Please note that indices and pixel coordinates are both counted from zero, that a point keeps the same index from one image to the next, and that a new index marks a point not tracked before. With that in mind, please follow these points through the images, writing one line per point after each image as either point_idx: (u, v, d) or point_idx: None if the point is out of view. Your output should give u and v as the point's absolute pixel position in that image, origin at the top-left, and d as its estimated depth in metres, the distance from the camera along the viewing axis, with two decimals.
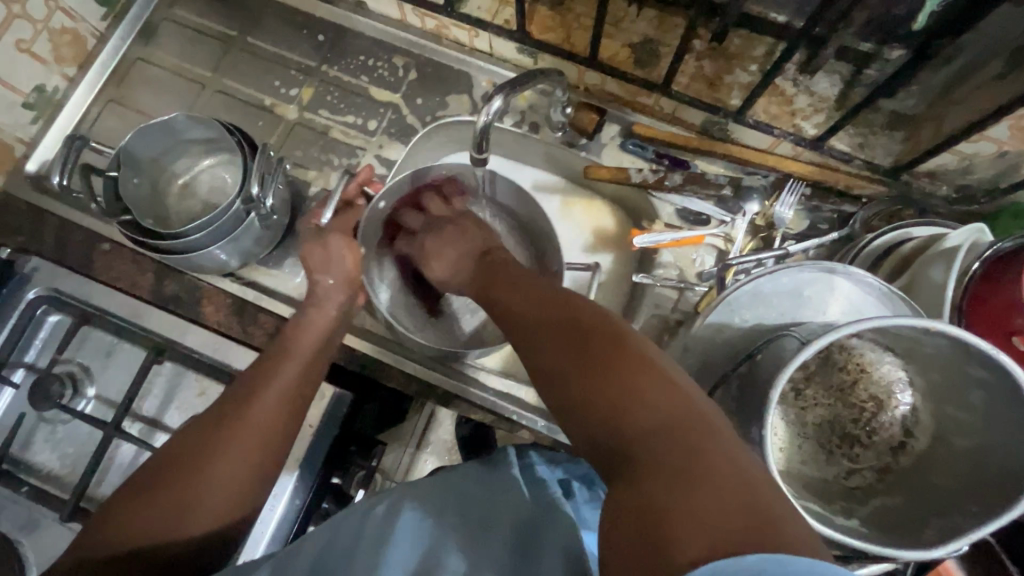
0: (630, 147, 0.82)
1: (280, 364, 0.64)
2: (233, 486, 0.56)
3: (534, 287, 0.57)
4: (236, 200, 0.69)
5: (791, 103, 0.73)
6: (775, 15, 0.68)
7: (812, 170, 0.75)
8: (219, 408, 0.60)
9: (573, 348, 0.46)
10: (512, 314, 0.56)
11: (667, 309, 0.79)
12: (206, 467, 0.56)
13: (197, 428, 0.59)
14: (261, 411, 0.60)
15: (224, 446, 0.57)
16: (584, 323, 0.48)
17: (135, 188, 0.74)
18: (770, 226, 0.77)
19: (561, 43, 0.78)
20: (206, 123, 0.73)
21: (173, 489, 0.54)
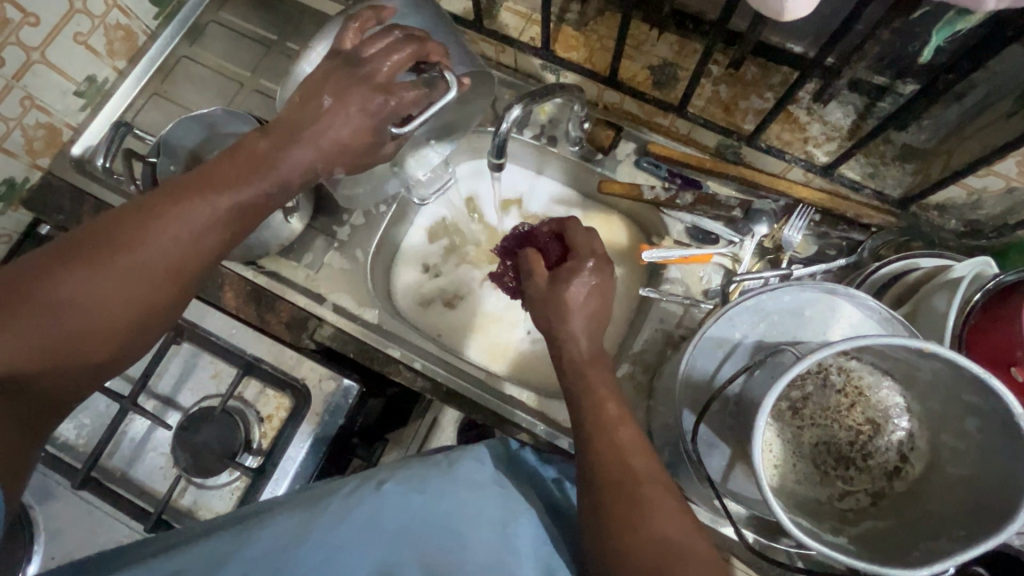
0: (643, 164, 0.84)
1: (190, 216, 0.54)
2: (107, 338, 0.52)
3: (638, 449, 0.54)
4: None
5: (804, 130, 0.76)
6: (792, 45, 0.71)
7: (821, 197, 0.77)
8: (103, 243, 0.52)
9: (653, 552, 0.47)
10: (602, 470, 0.52)
11: (671, 324, 0.80)
12: (76, 313, 0.50)
13: (70, 259, 0.51)
14: (138, 270, 0.52)
15: (89, 294, 0.50)
16: (667, 535, 0.47)
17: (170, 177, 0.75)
18: (779, 248, 0.78)
19: (582, 61, 0.82)
20: (241, 117, 0.78)
21: (34, 329, 0.48)
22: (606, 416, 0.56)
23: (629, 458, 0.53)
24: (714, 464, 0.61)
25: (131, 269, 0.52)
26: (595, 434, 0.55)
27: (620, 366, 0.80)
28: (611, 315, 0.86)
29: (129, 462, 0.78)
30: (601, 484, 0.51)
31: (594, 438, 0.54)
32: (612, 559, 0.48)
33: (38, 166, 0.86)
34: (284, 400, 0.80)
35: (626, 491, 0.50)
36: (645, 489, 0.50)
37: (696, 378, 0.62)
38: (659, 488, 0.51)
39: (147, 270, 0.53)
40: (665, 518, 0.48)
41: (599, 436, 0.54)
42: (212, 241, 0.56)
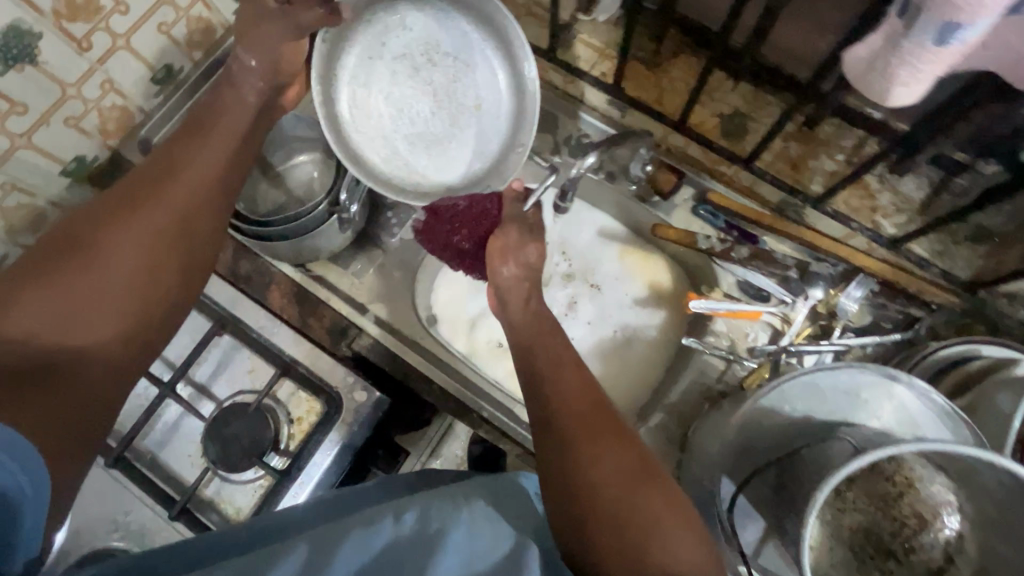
0: (701, 212, 0.82)
1: (188, 171, 0.57)
2: (139, 296, 0.52)
3: (578, 377, 0.63)
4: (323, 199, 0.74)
5: (873, 198, 0.74)
6: (871, 110, 0.67)
7: (883, 267, 0.74)
8: (115, 208, 0.53)
9: (622, 482, 0.53)
10: (561, 406, 0.59)
11: (711, 378, 0.79)
12: (102, 271, 0.50)
13: (83, 225, 0.51)
14: (160, 213, 0.54)
15: (119, 239, 0.51)
16: (625, 464, 0.54)
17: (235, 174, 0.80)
18: (831, 315, 0.76)
19: (652, 101, 0.81)
20: None
21: (66, 295, 0.48)
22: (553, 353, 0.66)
23: (569, 387, 0.61)
24: (747, 536, 0.59)
25: (153, 215, 0.54)
26: (542, 370, 0.63)
27: (653, 415, 0.79)
28: (649, 358, 0.85)
29: (160, 445, 0.79)
30: (553, 413, 0.59)
31: (542, 373, 0.63)
32: (567, 468, 0.55)
33: (107, 146, 0.88)
34: (316, 404, 0.80)
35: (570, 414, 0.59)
36: (586, 413, 0.59)
37: (738, 447, 0.60)
38: (590, 406, 0.60)
39: (162, 222, 0.54)
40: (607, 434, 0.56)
41: (551, 379, 0.63)
42: (212, 198, 0.59)
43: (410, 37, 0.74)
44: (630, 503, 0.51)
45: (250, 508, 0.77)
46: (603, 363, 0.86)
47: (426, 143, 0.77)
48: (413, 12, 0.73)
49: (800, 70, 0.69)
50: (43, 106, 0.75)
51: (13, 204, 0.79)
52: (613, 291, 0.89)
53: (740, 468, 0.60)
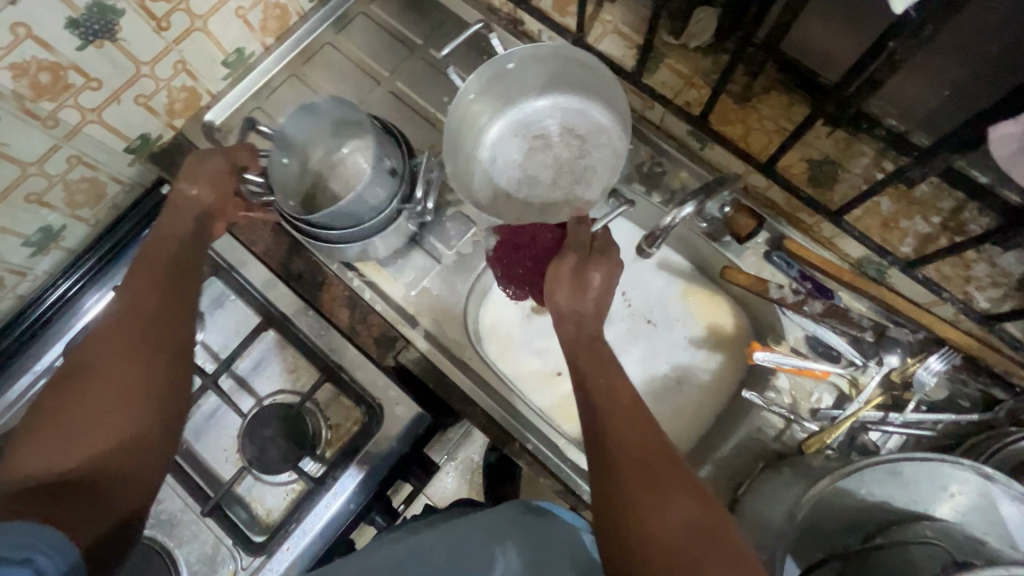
0: (775, 259, 0.78)
1: (147, 286, 0.58)
2: (131, 401, 0.49)
3: (647, 422, 0.54)
4: (392, 200, 0.71)
5: (967, 268, 0.68)
6: (976, 173, 0.63)
7: (970, 342, 0.69)
8: (90, 344, 0.52)
9: (689, 535, 0.46)
10: (615, 446, 0.52)
11: (768, 436, 0.75)
12: (96, 389, 0.49)
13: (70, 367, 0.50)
14: (147, 302, 0.56)
15: (114, 338, 0.52)
16: (693, 513, 0.48)
17: (284, 168, 0.75)
18: (906, 386, 0.72)
19: (737, 138, 0.76)
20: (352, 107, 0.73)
21: (65, 426, 0.46)
22: (616, 395, 0.56)
23: (635, 432, 0.53)
24: None
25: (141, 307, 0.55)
26: (599, 406, 0.56)
27: (702, 467, 0.76)
28: (701, 404, 0.82)
29: (197, 435, 0.79)
30: (618, 456, 0.52)
31: (601, 410, 0.55)
32: (635, 525, 0.47)
33: (172, 126, 0.87)
34: (356, 413, 0.79)
35: (642, 461, 0.51)
36: (653, 461, 0.51)
37: (804, 525, 0.56)
38: (664, 452, 0.52)
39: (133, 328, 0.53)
40: (678, 484, 0.49)
41: (603, 411, 0.55)
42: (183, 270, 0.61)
43: (546, 112, 0.80)
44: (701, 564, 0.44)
45: (280, 511, 0.76)
46: (650, 403, 0.83)
47: (545, 206, 0.78)
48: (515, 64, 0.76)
49: (908, 122, 0.65)
50: (116, 82, 0.74)
51: (77, 177, 0.79)
52: (669, 329, 0.85)
53: (804, 547, 0.57)
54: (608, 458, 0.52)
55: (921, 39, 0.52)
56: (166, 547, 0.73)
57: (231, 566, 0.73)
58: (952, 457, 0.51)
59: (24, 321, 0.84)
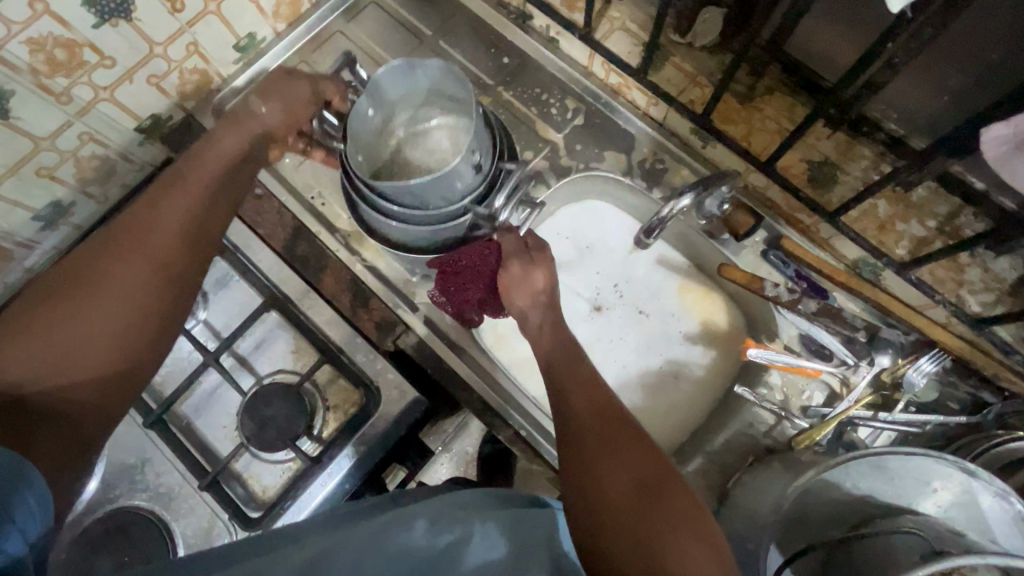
0: (770, 258, 0.80)
1: (166, 212, 0.60)
2: (121, 340, 0.52)
3: (601, 390, 0.62)
4: (466, 197, 0.72)
5: (960, 272, 0.69)
6: (973, 179, 0.63)
7: (961, 345, 0.70)
8: (76, 262, 0.54)
9: (634, 492, 0.52)
10: (572, 420, 0.60)
11: (758, 432, 0.76)
12: (99, 308, 0.52)
13: (80, 270, 0.53)
14: (155, 228, 0.58)
15: (114, 262, 0.55)
16: (646, 468, 0.54)
17: (367, 122, 0.76)
18: (895, 386, 0.73)
19: (739, 137, 0.78)
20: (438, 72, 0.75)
21: (48, 348, 0.49)
22: (585, 372, 0.64)
23: (586, 398, 0.61)
24: None
25: (159, 230, 0.58)
26: (558, 378, 0.64)
27: (692, 460, 0.77)
28: (693, 399, 0.83)
29: (196, 411, 0.80)
30: (579, 418, 0.59)
31: (561, 380, 0.64)
32: (591, 475, 0.54)
33: (183, 107, 0.88)
34: (354, 395, 0.80)
35: (604, 421, 0.58)
36: (608, 419, 0.59)
37: (789, 516, 0.57)
38: (621, 412, 0.60)
39: (145, 253, 0.57)
40: (633, 440, 0.56)
41: (570, 391, 0.62)
42: (205, 214, 0.63)
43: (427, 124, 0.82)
44: (643, 513, 0.50)
45: (276, 489, 0.78)
46: (643, 396, 0.84)
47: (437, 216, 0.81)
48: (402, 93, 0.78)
49: (907, 126, 0.66)
50: (131, 61, 0.76)
51: (87, 153, 0.80)
52: (663, 323, 0.86)
53: (788, 539, 0.58)
54: (571, 422, 0.60)
55: (921, 43, 0.53)
56: (163, 519, 0.74)
57: (226, 539, 0.74)
58: (934, 451, 0.52)
59: None
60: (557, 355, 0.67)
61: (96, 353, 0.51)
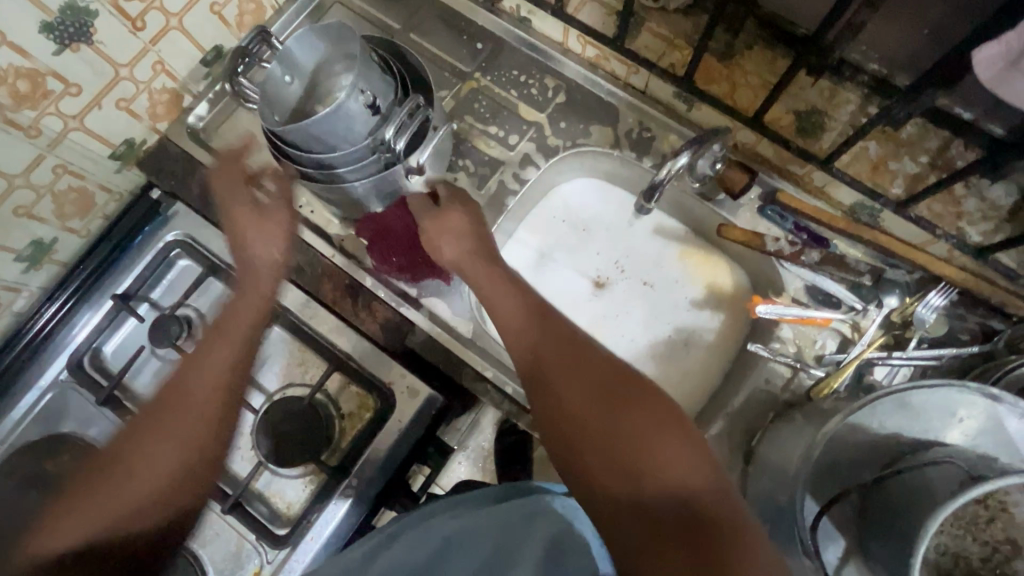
0: (767, 213, 0.79)
1: (222, 341, 0.61)
2: (177, 479, 0.53)
3: (574, 356, 0.57)
4: (367, 134, 0.69)
5: (958, 204, 0.70)
6: (962, 111, 0.64)
7: (966, 276, 0.70)
8: (144, 409, 0.57)
9: (595, 404, 0.53)
10: (558, 406, 0.54)
11: (776, 387, 0.76)
12: (155, 450, 0.53)
13: (143, 421, 0.55)
14: (210, 358, 0.60)
15: (172, 401, 0.56)
16: (652, 431, 0.50)
17: (283, 89, 0.74)
18: (906, 325, 0.73)
19: (723, 96, 0.77)
20: (337, 33, 0.70)
21: (110, 497, 0.51)
22: (566, 340, 0.59)
23: (566, 369, 0.56)
24: (828, 556, 0.57)
25: (214, 358, 0.60)
26: (533, 352, 0.59)
27: (714, 422, 0.77)
28: (707, 363, 0.83)
29: None
30: (563, 395, 0.54)
31: (536, 355, 0.58)
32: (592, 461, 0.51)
33: (156, 129, 0.86)
34: (368, 400, 0.79)
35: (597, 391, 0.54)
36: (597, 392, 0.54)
37: (818, 463, 0.57)
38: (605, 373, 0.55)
39: (201, 392, 0.57)
40: (630, 405, 0.52)
41: (547, 367, 0.57)
42: (252, 333, 0.63)
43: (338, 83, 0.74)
44: (662, 499, 0.47)
45: (300, 504, 0.76)
46: (658, 366, 0.83)
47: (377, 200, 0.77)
48: (307, 57, 0.73)
49: (888, 66, 0.65)
50: (96, 86, 0.73)
51: (64, 186, 0.78)
52: (669, 292, 0.86)
53: (822, 486, 0.58)
54: (559, 404, 0.54)
55: None
56: (189, 548, 0.73)
57: (257, 560, 0.73)
58: (955, 382, 0.52)
59: (21, 343, 0.81)
60: (523, 322, 0.61)
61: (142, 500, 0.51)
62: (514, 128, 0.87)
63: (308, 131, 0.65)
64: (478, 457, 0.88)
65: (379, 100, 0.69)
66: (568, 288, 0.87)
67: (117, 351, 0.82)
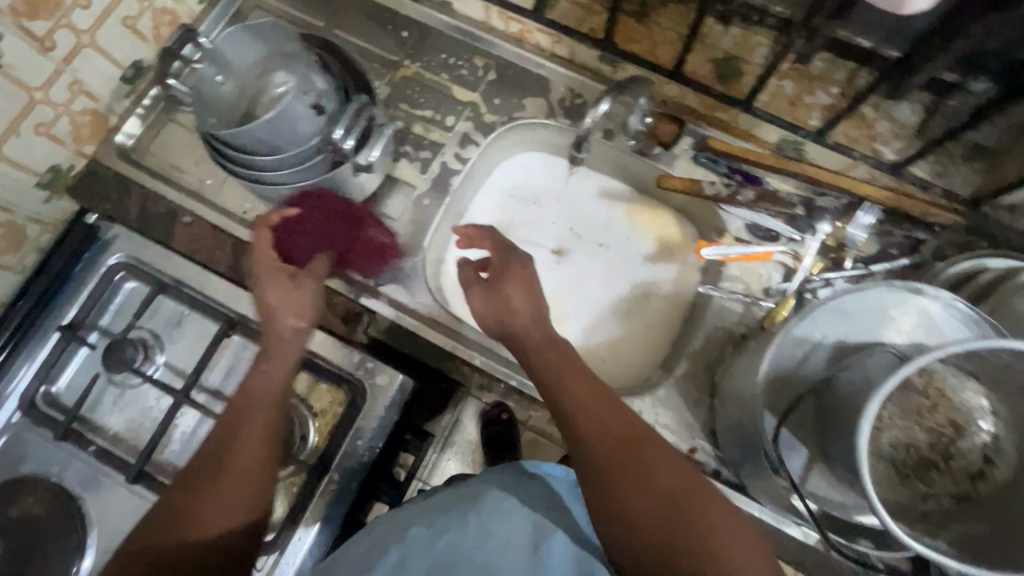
0: (702, 160, 0.81)
1: (254, 405, 0.65)
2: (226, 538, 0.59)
3: (637, 447, 0.53)
4: (313, 137, 0.70)
5: (871, 127, 0.76)
6: (861, 40, 0.68)
7: (887, 195, 0.75)
8: (192, 474, 0.62)
9: (659, 501, 0.50)
10: (624, 505, 0.51)
11: (731, 323, 0.80)
12: (202, 513, 0.59)
13: (190, 481, 0.61)
14: (246, 427, 0.64)
15: (217, 465, 0.61)
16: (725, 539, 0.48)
17: (217, 90, 0.74)
18: (841, 246, 0.78)
19: (644, 54, 0.80)
20: (276, 31, 0.71)
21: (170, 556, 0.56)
22: (627, 432, 0.55)
23: (628, 458, 0.53)
24: (794, 465, 0.61)
25: (250, 425, 0.64)
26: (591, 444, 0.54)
27: (678, 365, 0.80)
28: (666, 312, 0.86)
29: (180, 456, 0.77)
30: (627, 497, 0.51)
31: (593, 448, 0.54)
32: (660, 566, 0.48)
33: (82, 153, 0.84)
34: (337, 394, 0.78)
35: (660, 489, 0.51)
36: (661, 495, 0.51)
37: (769, 379, 0.60)
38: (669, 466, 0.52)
39: (242, 455, 0.62)
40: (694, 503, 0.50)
41: (607, 462, 0.53)
42: (282, 394, 0.67)
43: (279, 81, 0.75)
44: None
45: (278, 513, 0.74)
46: (621, 322, 0.86)
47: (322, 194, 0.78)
48: (244, 53, 0.73)
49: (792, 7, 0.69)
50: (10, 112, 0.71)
51: None
52: (622, 249, 0.89)
53: (779, 401, 0.61)
54: (627, 504, 0.51)
55: None
56: None
57: None
58: (884, 283, 0.56)
59: None
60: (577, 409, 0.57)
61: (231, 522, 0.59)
62: (449, 110, 0.88)
63: (252, 133, 0.67)
64: (466, 452, 0.91)
65: (323, 101, 0.71)
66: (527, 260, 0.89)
67: (70, 385, 0.79)
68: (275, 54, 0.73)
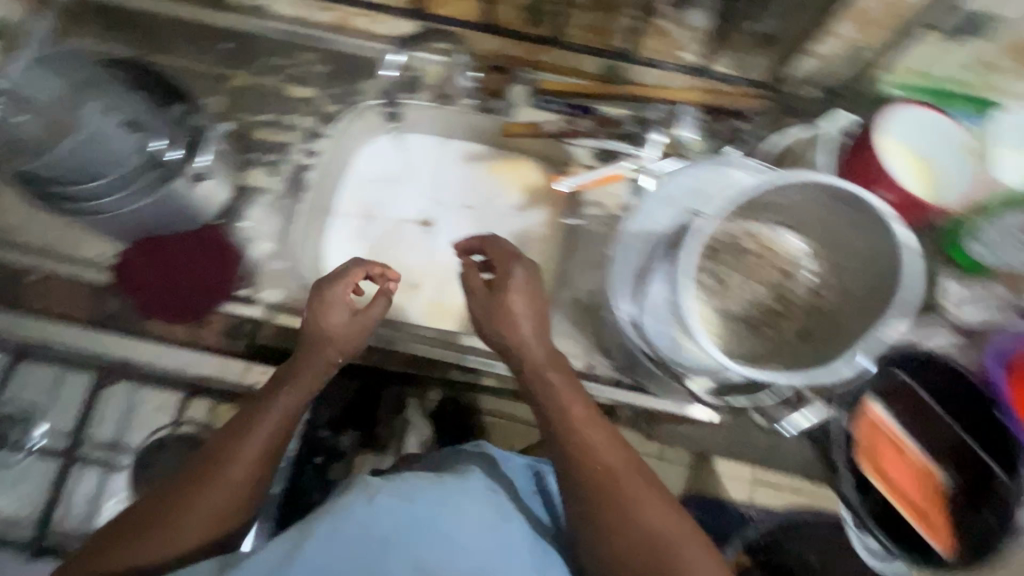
0: (538, 102, 0.87)
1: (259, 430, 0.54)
2: None
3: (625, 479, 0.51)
4: (137, 152, 0.70)
5: (672, 38, 0.82)
6: None
7: (699, 94, 0.83)
8: (144, 505, 0.51)
9: (640, 542, 0.49)
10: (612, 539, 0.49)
11: (600, 244, 0.86)
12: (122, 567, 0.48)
13: (143, 511, 0.50)
14: (234, 461, 0.52)
15: (181, 504, 0.50)
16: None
17: (17, 129, 0.70)
18: (676, 150, 0.83)
19: (455, 15, 0.83)
20: (71, 60, 0.70)
21: None
22: (615, 467, 0.52)
23: (614, 479, 0.51)
24: (664, 341, 0.65)
25: (237, 462, 0.53)
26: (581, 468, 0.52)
27: (563, 294, 0.84)
28: (544, 253, 0.88)
29: (87, 518, 0.69)
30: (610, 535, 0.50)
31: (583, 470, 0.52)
32: None
33: None
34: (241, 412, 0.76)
35: (642, 527, 0.49)
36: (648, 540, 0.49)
37: (625, 273, 0.68)
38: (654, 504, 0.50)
39: (219, 490, 0.51)
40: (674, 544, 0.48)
41: (596, 492, 0.51)
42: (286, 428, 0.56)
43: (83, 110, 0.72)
44: None
45: None
46: None
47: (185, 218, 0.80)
48: (32, 81, 0.69)
49: None
50: None
51: None
52: (491, 205, 0.91)
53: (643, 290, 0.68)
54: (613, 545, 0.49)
55: None
56: None
57: None
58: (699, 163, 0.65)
59: None
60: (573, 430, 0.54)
61: (211, 533, 0.51)
62: (289, 110, 0.89)
63: (64, 156, 0.65)
64: None
65: (137, 116, 0.70)
66: (400, 239, 0.89)
67: None
68: (63, 81, 0.70)
